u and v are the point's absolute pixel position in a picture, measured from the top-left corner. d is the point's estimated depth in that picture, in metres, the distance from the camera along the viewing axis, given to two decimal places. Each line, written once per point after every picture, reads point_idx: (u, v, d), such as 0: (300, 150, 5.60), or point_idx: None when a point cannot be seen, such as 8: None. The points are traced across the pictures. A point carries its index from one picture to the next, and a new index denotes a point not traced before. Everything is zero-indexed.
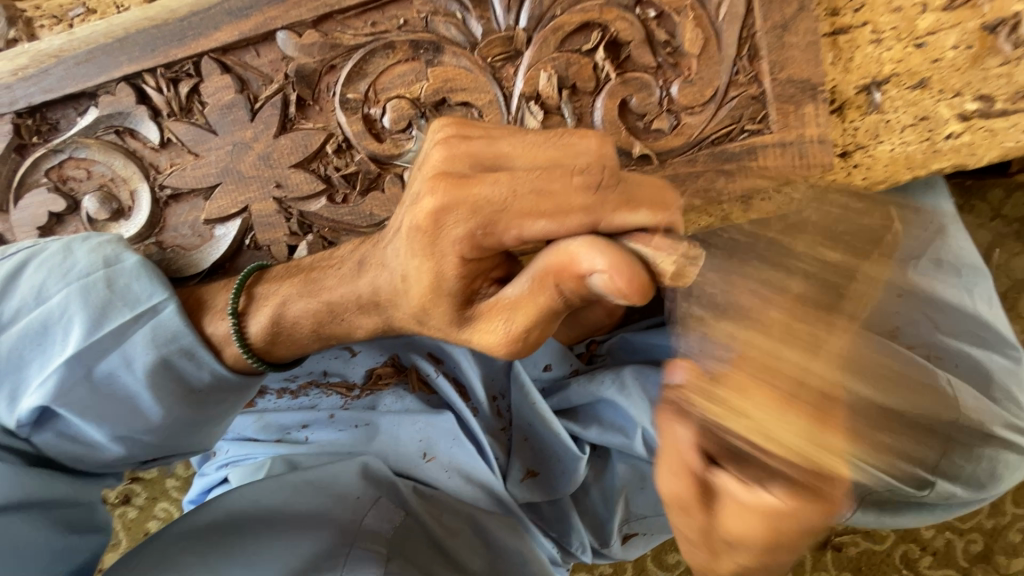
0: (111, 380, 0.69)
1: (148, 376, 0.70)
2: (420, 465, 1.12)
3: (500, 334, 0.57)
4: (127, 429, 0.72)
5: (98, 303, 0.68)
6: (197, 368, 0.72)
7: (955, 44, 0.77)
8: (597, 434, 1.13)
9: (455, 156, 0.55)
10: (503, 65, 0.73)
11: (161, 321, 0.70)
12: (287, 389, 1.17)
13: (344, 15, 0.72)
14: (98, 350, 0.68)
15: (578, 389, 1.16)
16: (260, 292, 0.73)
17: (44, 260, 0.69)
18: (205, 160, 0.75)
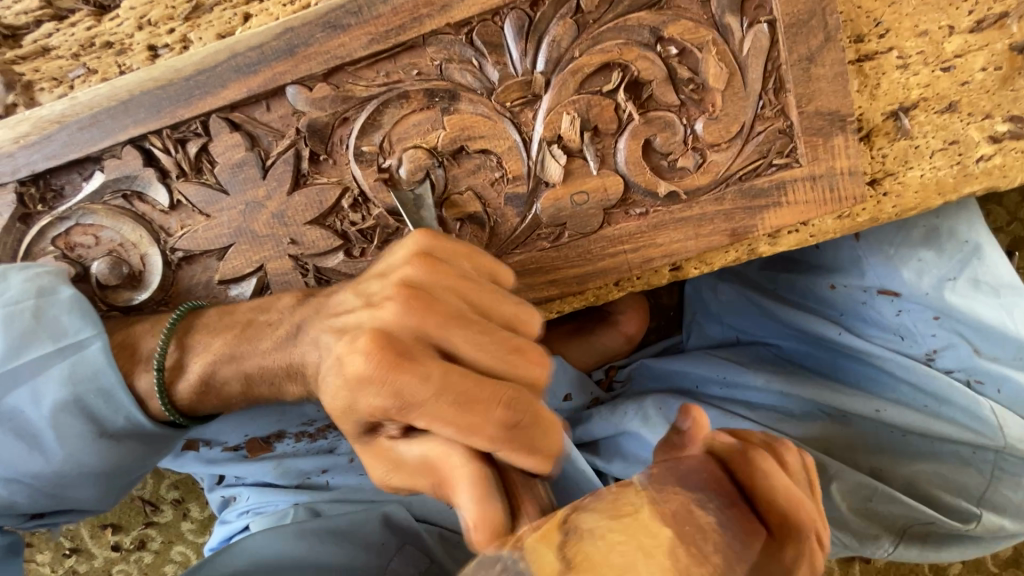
0: (15, 414, 0.66)
1: (53, 414, 0.67)
2: (444, 511, 1.10)
3: (379, 479, 0.52)
4: (20, 470, 0.68)
5: (20, 334, 0.66)
6: (111, 411, 0.68)
7: (983, 66, 0.75)
8: (623, 469, 1.08)
9: (407, 323, 0.50)
10: (521, 109, 0.71)
11: (83, 357, 0.67)
12: (306, 432, 1.13)
13: (355, 66, 0.69)
14: (11, 379, 0.65)
15: (600, 422, 1.11)
16: (192, 343, 0.70)
17: None
18: (217, 221, 0.73)
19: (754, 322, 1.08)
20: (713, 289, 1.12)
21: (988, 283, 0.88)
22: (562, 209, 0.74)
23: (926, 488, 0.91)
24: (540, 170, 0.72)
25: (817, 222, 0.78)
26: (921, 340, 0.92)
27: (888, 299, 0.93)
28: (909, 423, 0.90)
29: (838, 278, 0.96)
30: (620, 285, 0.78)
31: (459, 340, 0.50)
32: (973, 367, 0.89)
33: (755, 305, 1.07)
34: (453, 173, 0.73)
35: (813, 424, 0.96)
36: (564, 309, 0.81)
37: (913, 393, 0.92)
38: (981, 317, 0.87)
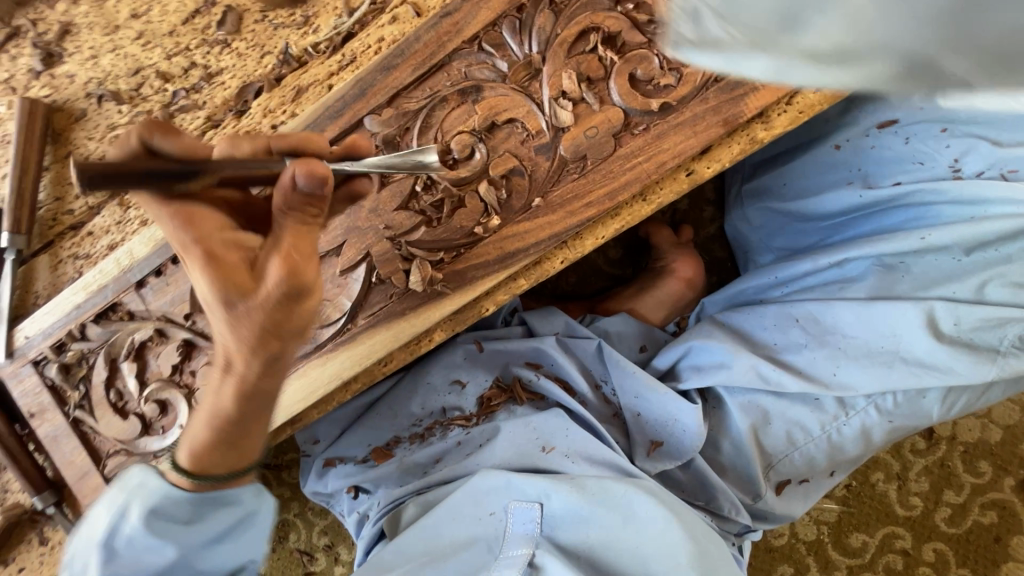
0: (125, 543, 0.83)
1: (149, 530, 0.83)
2: (541, 457, 1.25)
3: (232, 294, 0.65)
4: (154, 565, 0.85)
5: (110, 505, 0.84)
6: (177, 505, 0.84)
7: None
8: (699, 380, 1.20)
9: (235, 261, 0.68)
10: (530, 83, 0.93)
11: (143, 487, 0.83)
12: (417, 433, 1.36)
13: (406, 90, 0.95)
14: (113, 530, 0.83)
15: (666, 350, 1.27)
16: (209, 459, 0.80)
17: (136, 486, 0.84)
18: (333, 227, 0.98)
19: (790, 230, 1.28)
20: (747, 220, 1.34)
21: None
22: (580, 144, 0.92)
23: (995, 286, 1.02)
24: (555, 121, 0.93)
25: (799, 98, 0.91)
26: (940, 155, 1.07)
27: (891, 132, 1.10)
28: (956, 237, 1.02)
29: (840, 137, 1.15)
30: (646, 196, 0.94)
31: (277, 272, 0.64)
32: (999, 158, 1.03)
33: (780, 214, 1.28)
34: (491, 144, 0.95)
35: (871, 279, 1.10)
36: (607, 232, 0.97)
37: (956, 209, 1.06)
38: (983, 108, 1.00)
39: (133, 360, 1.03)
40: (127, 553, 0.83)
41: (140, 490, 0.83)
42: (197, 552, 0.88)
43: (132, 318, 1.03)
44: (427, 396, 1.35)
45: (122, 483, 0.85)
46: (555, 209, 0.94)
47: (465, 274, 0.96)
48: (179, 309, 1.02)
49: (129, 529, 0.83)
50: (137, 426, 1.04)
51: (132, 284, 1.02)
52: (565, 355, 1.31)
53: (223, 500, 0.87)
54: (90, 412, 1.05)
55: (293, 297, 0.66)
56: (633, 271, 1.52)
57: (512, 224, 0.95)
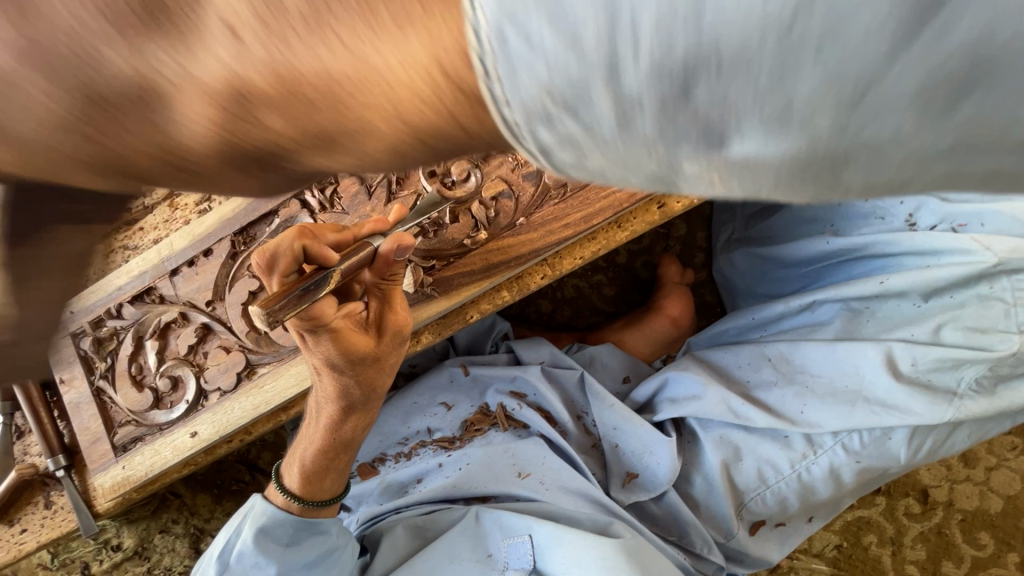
0: (238, 559, 0.95)
1: (256, 544, 0.95)
2: (515, 482, 1.27)
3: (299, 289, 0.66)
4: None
5: (230, 539, 0.97)
6: (281, 526, 0.97)
7: None
8: (674, 411, 1.22)
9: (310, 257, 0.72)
10: None
11: (258, 533, 0.95)
12: (403, 453, 1.39)
13: None
14: (229, 545, 0.97)
15: (645, 381, 1.31)
16: (310, 475, 0.96)
17: (252, 510, 0.98)
18: None
19: (770, 277, 1.35)
20: (732, 265, 1.45)
21: None
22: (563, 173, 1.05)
23: (950, 331, 1.05)
24: None
25: None
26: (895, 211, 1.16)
27: None
28: (915, 281, 1.08)
29: None
30: (621, 225, 1.08)
31: (395, 320, 0.84)
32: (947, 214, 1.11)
33: (762, 261, 1.36)
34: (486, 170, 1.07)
35: (837, 322, 1.16)
36: (584, 254, 1.09)
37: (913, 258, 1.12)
38: None
39: (156, 338, 1.16)
40: (235, 566, 0.95)
41: (251, 512, 0.98)
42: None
43: (162, 301, 1.17)
44: (415, 416, 1.40)
45: (241, 523, 0.98)
46: (535, 229, 1.06)
47: (452, 282, 1.06)
48: (202, 296, 1.16)
49: (240, 542, 0.96)
50: (149, 399, 1.15)
51: (167, 272, 1.17)
52: (546, 383, 1.36)
53: (315, 525, 0.99)
54: (112, 382, 1.17)
55: (398, 336, 0.86)
56: (626, 308, 1.59)
57: (499, 239, 1.06)
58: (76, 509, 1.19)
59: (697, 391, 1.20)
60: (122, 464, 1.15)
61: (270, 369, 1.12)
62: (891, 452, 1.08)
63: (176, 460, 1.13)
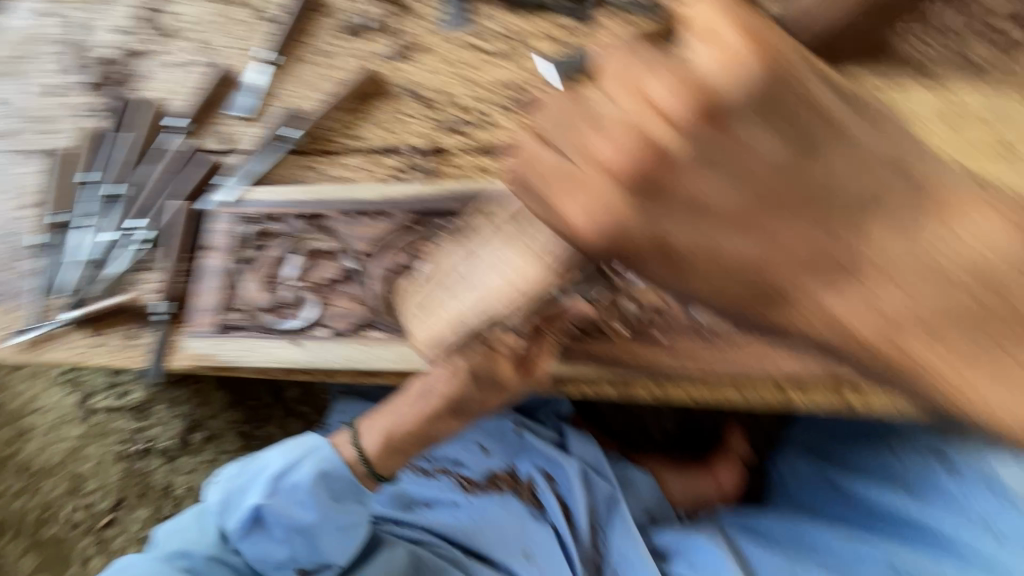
0: (291, 488, 1.14)
1: (311, 484, 1.14)
2: (517, 559, 1.28)
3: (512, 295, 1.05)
4: (299, 519, 1.13)
5: (289, 467, 1.16)
6: (337, 476, 1.17)
7: None
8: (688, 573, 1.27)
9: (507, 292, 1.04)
10: None
11: (323, 469, 1.16)
12: (422, 469, 1.42)
13: None
14: (287, 472, 1.15)
15: (671, 530, 1.36)
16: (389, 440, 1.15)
17: (319, 451, 1.18)
18: None
19: (827, 499, 1.37)
20: (794, 466, 1.46)
21: None
22: None
23: None
24: None
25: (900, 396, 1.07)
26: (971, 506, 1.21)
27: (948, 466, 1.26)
28: None
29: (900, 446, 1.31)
30: (741, 388, 1.11)
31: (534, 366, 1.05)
32: None
33: (827, 482, 1.38)
34: None
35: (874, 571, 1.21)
36: (692, 394, 1.14)
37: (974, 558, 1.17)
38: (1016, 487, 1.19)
39: (303, 258, 1.27)
40: (286, 491, 1.14)
41: (318, 454, 1.18)
42: (326, 528, 1.14)
43: (324, 232, 1.27)
44: (450, 445, 1.44)
45: (304, 457, 1.18)
46: (669, 352, 1.11)
47: (575, 354, 1.12)
48: (359, 245, 1.25)
49: (299, 472, 1.15)
50: (271, 302, 1.25)
51: (341, 210, 1.27)
52: (581, 483, 1.38)
53: (361, 492, 1.20)
54: (247, 271, 1.28)
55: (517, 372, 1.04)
56: (676, 449, 1.60)
57: (634, 342, 1.11)
58: (148, 351, 1.28)
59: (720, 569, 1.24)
60: (217, 342, 1.25)
61: (381, 339, 1.19)
62: None
63: (264, 365, 1.23)
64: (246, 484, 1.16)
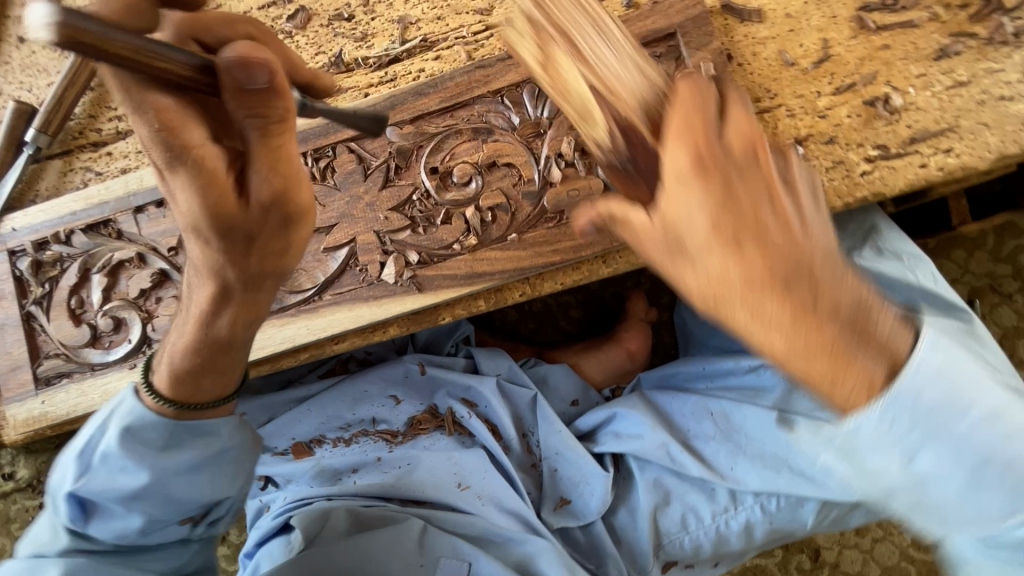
0: (104, 458, 0.95)
1: (119, 444, 0.94)
2: (455, 493, 1.28)
3: (185, 167, 0.69)
4: (127, 490, 0.96)
5: (94, 434, 0.97)
6: (145, 426, 0.95)
7: (848, 114, 1.10)
8: (615, 444, 1.28)
9: (166, 160, 0.69)
10: (535, 140, 1.08)
11: (126, 413, 0.95)
12: (342, 438, 1.41)
13: (431, 115, 1.10)
14: (93, 441, 0.96)
15: (593, 412, 1.36)
16: (206, 384, 0.94)
17: (118, 409, 0.96)
18: (329, 208, 1.09)
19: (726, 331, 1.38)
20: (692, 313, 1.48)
21: (891, 247, 1.09)
22: (561, 200, 1.07)
23: None
24: (547, 175, 1.07)
25: None
26: None
27: None
28: None
29: None
30: (606, 260, 1.09)
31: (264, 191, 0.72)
32: None
33: None
34: (486, 179, 1.08)
35: (778, 390, 1.24)
36: (565, 281, 1.10)
37: None
38: (886, 270, 1.04)
39: (105, 274, 1.09)
40: (100, 464, 0.96)
41: (120, 409, 0.96)
42: (176, 478, 0.98)
43: (120, 237, 1.10)
44: (361, 405, 1.41)
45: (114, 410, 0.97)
46: (525, 247, 1.07)
47: (434, 281, 1.06)
48: (167, 241, 1.10)
49: (105, 438, 0.95)
50: (86, 335, 1.08)
51: (131, 208, 1.10)
52: (499, 398, 1.38)
53: (201, 426, 0.97)
54: (45, 310, 1.09)
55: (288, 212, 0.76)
56: (587, 331, 1.63)
57: (486, 248, 1.07)
58: None
59: (642, 431, 1.26)
60: (41, 399, 1.08)
61: None
62: (804, 520, 1.17)
63: (104, 405, 1.06)
64: (71, 466, 0.97)
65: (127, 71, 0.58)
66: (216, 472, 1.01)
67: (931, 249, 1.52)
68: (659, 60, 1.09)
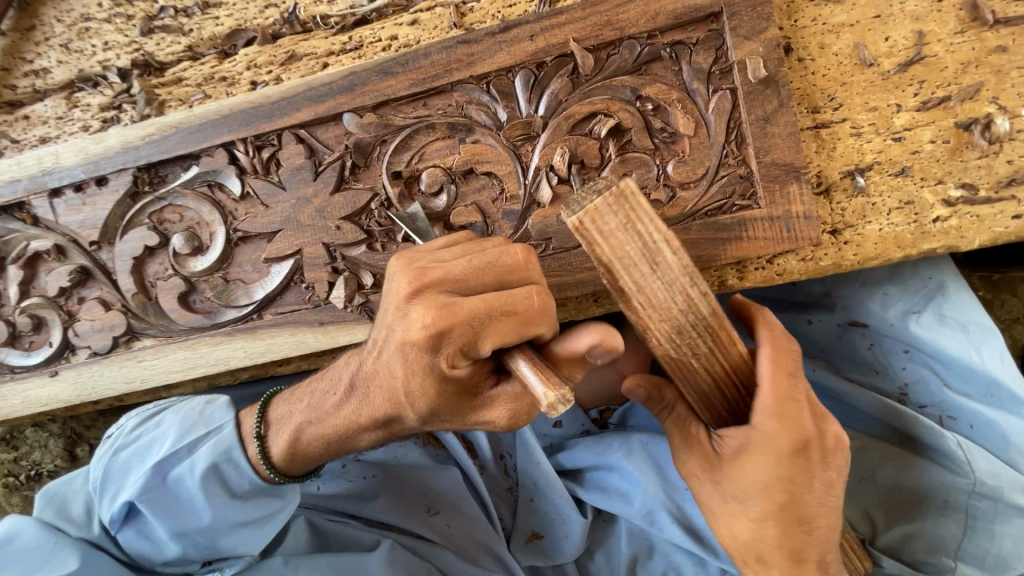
0: (179, 483, 0.83)
1: (201, 477, 0.82)
2: (424, 518, 1.20)
3: (442, 295, 0.63)
4: (183, 527, 0.84)
5: (172, 448, 0.84)
6: (238, 474, 0.84)
7: (932, 139, 0.85)
8: (601, 501, 1.16)
9: (424, 289, 0.64)
10: (523, 144, 0.87)
11: (220, 437, 0.84)
12: None
13: (398, 102, 0.89)
14: (173, 459, 0.84)
15: (584, 448, 1.21)
16: (277, 416, 0.85)
17: (217, 438, 0.84)
18: (273, 211, 0.91)
19: None
20: None
21: (955, 320, 0.92)
22: (549, 225, 0.87)
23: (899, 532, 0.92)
24: (534, 192, 0.87)
25: (782, 262, 0.87)
26: (894, 372, 0.97)
27: (860, 331, 0.99)
28: (884, 459, 0.95)
29: (814, 312, 1.03)
30: (597, 299, 0.92)
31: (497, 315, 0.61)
32: (943, 401, 0.94)
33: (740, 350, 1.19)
34: (462, 190, 0.89)
35: None
36: None
37: (889, 432, 0.97)
38: (948, 350, 0.91)
39: (21, 266, 0.96)
40: (173, 488, 0.84)
41: (216, 435, 0.85)
42: (224, 530, 0.85)
43: (37, 224, 0.95)
44: None
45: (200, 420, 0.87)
46: None
47: None
48: (87, 235, 0.94)
49: (189, 464, 0.83)
50: (4, 334, 0.96)
51: (46, 190, 0.94)
52: None
53: (273, 488, 0.87)
54: None
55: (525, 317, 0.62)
56: None
57: None
58: None
59: (630, 494, 1.14)
60: None
61: (154, 345, 0.94)
62: None
63: (25, 413, 0.97)
64: (125, 463, 0.87)
65: (472, 284, 0.65)
66: (265, 530, 0.88)
67: (993, 282, 1.27)
68: (695, 50, 0.83)
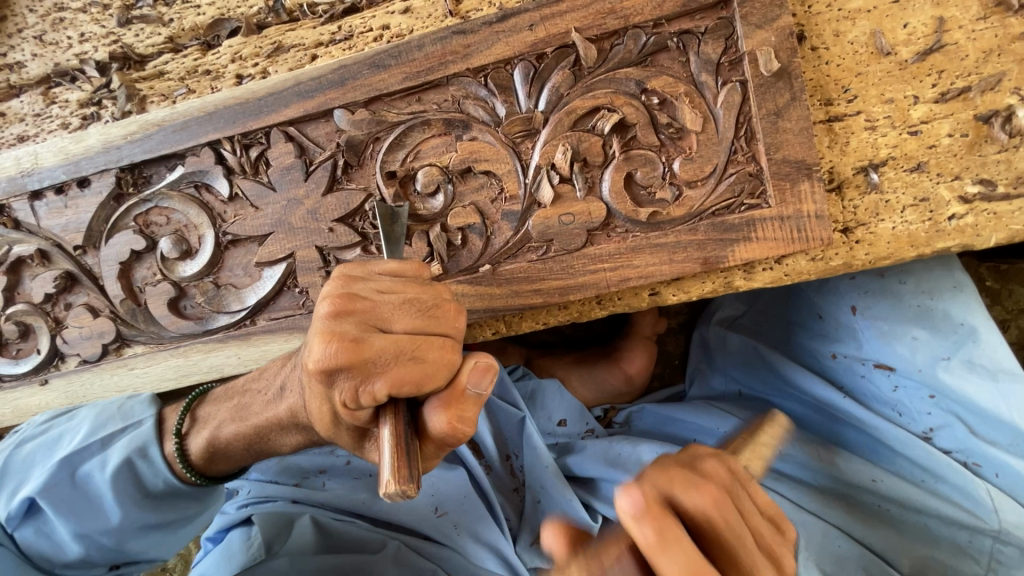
0: (88, 479, 0.82)
1: (112, 475, 0.81)
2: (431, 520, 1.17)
3: (351, 331, 0.60)
4: (88, 527, 0.82)
5: (84, 442, 0.83)
6: (153, 474, 0.82)
7: (950, 132, 0.82)
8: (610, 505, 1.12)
9: (345, 317, 0.60)
10: (522, 141, 0.83)
11: (138, 434, 0.83)
12: None
13: (391, 97, 0.84)
14: (85, 454, 0.82)
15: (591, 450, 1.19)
16: (202, 414, 0.82)
17: (132, 436, 0.82)
18: (263, 213, 0.88)
19: (760, 378, 1.23)
20: (722, 339, 1.27)
21: (985, 366, 0.94)
22: (550, 226, 0.84)
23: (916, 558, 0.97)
24: (534, 191, 0.84)
25: (790, 263, 0.85)
26: (918, 417, 1.02)
27: (884, 372, 1.04)
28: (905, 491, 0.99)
29: (839, 347, 1.10)
30: (601, 302, 0.89)
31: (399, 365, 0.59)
32: (971, 448, 0.97)
33: (760, 359, 1.22)
34: (459, 189, 0.85)
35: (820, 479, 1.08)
36: (549, 321, 0.91)
37: (909, 467, 1.02)
38: (972, 398, 0.95)
39: (5, 270, 0.93)
40: (82, 483, 0.82)
41: (134, 430, 0.83)
42: (131, 532, 0.84)
43: (18, 228, 0.92)
44: None
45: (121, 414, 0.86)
46: (501, 283, 0.86)
47: None
48: (72, 238, 0.91)
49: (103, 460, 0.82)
50: None
51: (26, 192, 0.91)
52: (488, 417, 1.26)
53: (195, 491, 0.87)
54: None
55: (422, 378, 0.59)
56: (584, 334, 1.43)
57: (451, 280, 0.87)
58: None
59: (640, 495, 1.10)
60: None
61: (145, 352, 0.92)
62: None
63: (16, 420, 0.95)
64: (29, 456, 0.84)
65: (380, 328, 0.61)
66: (177, 532, 0.88)
67: None
68: (703, 40, 0.79)
